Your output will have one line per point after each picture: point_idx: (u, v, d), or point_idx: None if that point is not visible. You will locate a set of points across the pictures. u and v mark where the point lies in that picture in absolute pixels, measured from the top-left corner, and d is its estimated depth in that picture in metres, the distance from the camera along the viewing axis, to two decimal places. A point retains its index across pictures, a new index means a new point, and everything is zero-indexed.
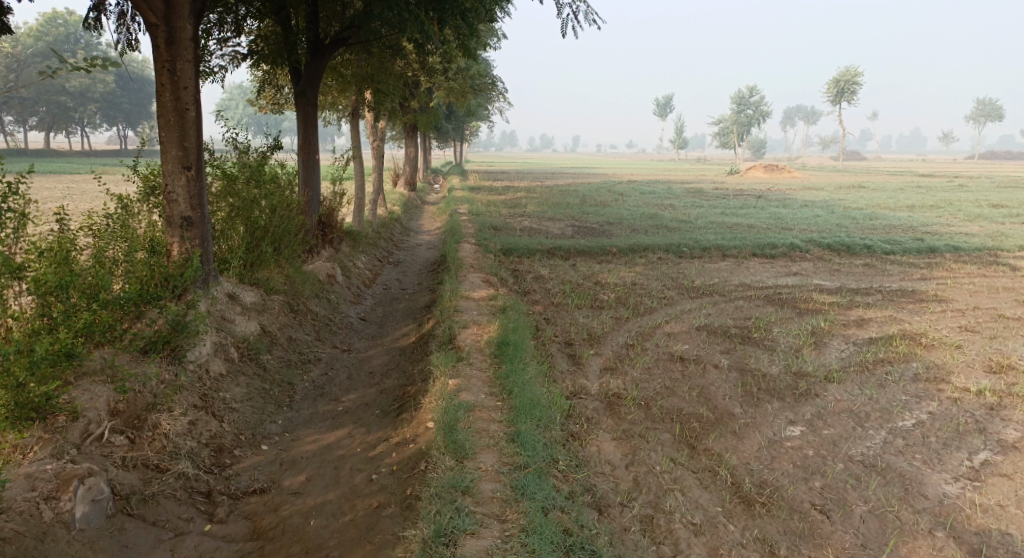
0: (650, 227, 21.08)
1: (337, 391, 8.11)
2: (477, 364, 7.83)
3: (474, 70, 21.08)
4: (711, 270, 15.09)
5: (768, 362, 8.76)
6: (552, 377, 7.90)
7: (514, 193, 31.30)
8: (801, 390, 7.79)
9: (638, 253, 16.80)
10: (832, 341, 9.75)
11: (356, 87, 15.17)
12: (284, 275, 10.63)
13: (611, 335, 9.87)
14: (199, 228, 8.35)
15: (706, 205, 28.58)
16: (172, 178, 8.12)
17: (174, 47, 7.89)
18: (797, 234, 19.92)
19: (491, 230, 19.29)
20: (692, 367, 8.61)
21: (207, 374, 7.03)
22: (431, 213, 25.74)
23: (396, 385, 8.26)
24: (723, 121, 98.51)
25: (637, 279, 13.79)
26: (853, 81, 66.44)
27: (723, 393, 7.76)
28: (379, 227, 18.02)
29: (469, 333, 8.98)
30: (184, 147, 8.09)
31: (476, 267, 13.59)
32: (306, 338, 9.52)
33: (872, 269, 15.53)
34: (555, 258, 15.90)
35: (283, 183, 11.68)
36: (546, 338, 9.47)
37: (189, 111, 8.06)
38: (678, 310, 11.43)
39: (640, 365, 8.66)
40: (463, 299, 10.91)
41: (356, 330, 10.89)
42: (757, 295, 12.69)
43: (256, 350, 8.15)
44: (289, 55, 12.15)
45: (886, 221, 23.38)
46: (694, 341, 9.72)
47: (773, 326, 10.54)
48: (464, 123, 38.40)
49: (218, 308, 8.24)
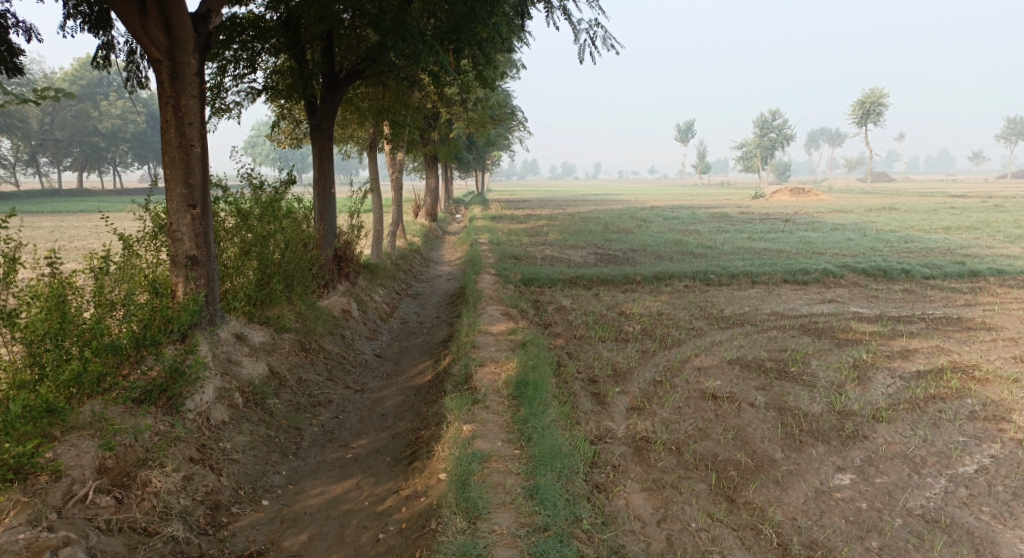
0: (675, 254, 20.52)
1: (347, 437, 7.63)
2: (494, 406, 7.31)
3: (494, 100, 20.83)
4: (742, 299, 14.49)
5: (808, 400, 8.14)
6: (574, 420, 7.36)
7: (536, 222, 30.94)
8: (847, 432, 7.18)
9: (664, 281, 16.25)
10: (876, 376, 9.18)
11: (372, 119, 14.90)
12: (296, 313, 10.24)
13: (637, 371, 9.32)
14: (205, 266, 7.97)
15: (732, 231, 27.98)
16: (177, 216, 7.78)
17: (178, 82, 7.61)
18: (829, 259, 19.28)
19: (512, 260, 18.86)
20: (726, 406, 8.03)
21: (207, 423, 6.61)
22: (451, 243, 25.39)
23: (409, 428, 7.77)
24: (747, 145, 97.80)
25: (664, 309, 13.23)
26: (878, 101, 65.47)
27: (761, 435, 7.17)
28: (398, 259, 17.66)
29: (486, 372, 8.49)
30: (189, 184, 7.77)
31: (496, 299, 13.13)
32: (317, 379, 9.07)
33: (911, 296, 14.84)
34: (578, 288, 15.39)
35: (298, 217, 11.36)
36: (569, 375, 8.95)
37: (194, 148, 7.75)
38: (708, 341, 10.85)
39: (670, 404, 8.09)
40: (481, 334, 10.44)
41: (371, 368, 10.44)
42: (792, 324, 12.08)
43: (263, 394, 7.72)
44: (303, 88, 11.89)
45: (923, 244, 22.62)
46: (727, 376, 9.13)
47: (811, 359, 9.93)
48: (486, 152, 38.21)
49: (223, 350, 7.84)
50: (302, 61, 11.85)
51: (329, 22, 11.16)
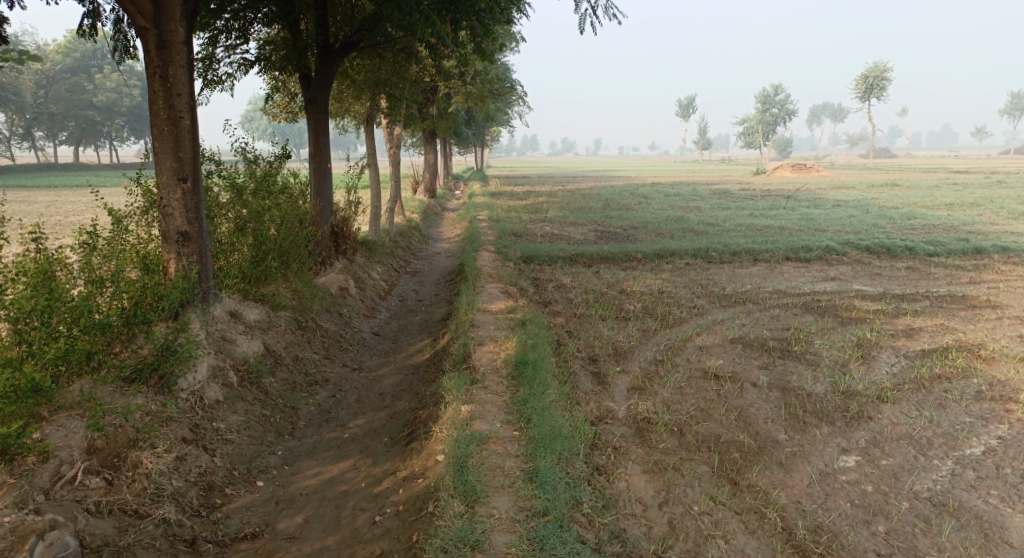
0: (676, 230, 20.33)
1: (344, 416, 7.52)
2: (492, 386, 7.19)
3: (493, 74, 20.51)
4: (743, 276, 14.35)
5: (812, 380, 8.03)
6: (574, 400, 7.25)
7: (536, 198, 30.73)
8: (852, 412, 7.08)
9: (665, 258, 16.09)
10: (880, 355, 9.07)
11: (369, 92, 14.62)
12: (292, 290, 10.09)
13: (638, 350, 9.19)
14: (197, 242, 7.78)
15: (733, 207, 27.75)
16: (167, 190, 7.59)
17: (165, 51, 7.38)
18: (832, 236, 19.09)
19: (511, 237, 18.65)
20: (729, 386, 7.90)
21: (200, 402, 6.48)
22: (450, 220, 25.18)
23: (407, 408, 7.66)
24: (748, 120, 96.94)
25: (664, 286, 13.08)
26: (882, 76, 64.79)
27: (764, 416, 7.06)
28: (397, 235, 17.48)
29: (485, 351, 8.35)
30: (179, 157, 7.57)
31: (495, 276, 12.98)
32: (314, 357, 8.94)
33: (915, 273, 14.68)
34: (578, 266, 15.22)
35: (294, 193, 11.17)
36: (568, 354, 8.82)
37: (183, 120, 7.55)
38: (710, 320, 10.70)
39: (671, 383, 7.97)
40: (480, 312, 10.30)
41: (368, 347, 10.31)
42: (794, 302, 11.94)
43: (258, 373, 7.59)
44: (297, 60, 11.62)
45: (926, 220, 22.43)
46: (729, 355, 9.01)
47: (814, 338, 9.81)
48: (484, 127, 37.77)
49: (217, 327, 7.70)
50: (296, 32, 11.60)
51: None
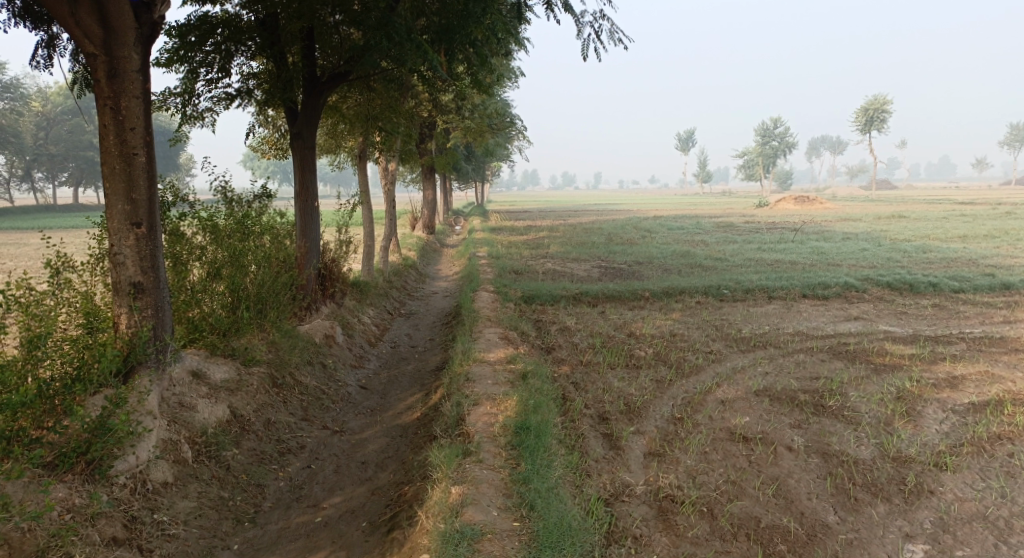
0: (684, 266, 19.38)
1: (318, 494, 6.52)
2: (489, 459, 6.17)
3: (492, 108, 19.79)
4: (759, 316, 13.37)
5: (854, 443, 7.02)
6: (584, 472, 6.30)
7: (538, 233, 29.87)
8: (909, 485, 6.10)
9: (674, 297, 15.11)
10: (926, 409, 8.08)
11: (359, 126, 13.74)
12: (267, 342, 9.08)
13: (653, 406, 8.15)
14: (153, 294, 6.83)
15: (740, 241, 26.80)
16: (119, 236, 6.68)
17: (117, 80, 6.53)
18: (848, 271, 18.13)
19: (512, 275, 17.70)
20: (760, 450, 6.90)
21: (142, 487, 5.57)
22: (449, 257, 24.22)
23: (392, 482, 6.68)
24: (748, 153, 96.85)
25: (676, 329, 12.08)
26: (882, 109, 64.48)
27: (805, 489, 6.08)
28: (391, 275, 16.53)
29: (482, 413, 7.32)
30: (132, 199, 6.68)
31: (494, 320, 11.99)
32: (289, 420, 7.92)
33: (943, 311, 13.71)
34: (582, 306, 14.26)
35: (276, 235, 10.24)
36: (575, 413, 7.80)
37: (137, 156, 6.67)
38: (729, 368, 9.71)
39: (693, 448, 6.96)
40: (476, 363, 9.30)
41: (353, 403, 9.28)
42: (820, 346, 10.93)
43: (218, 445, 6.61)
44: (281, 93, 10.78)
45: (943, 253, 21.51)
46: (755, 412, 7.98)
47: (848, 388, 8.80)
48: (485, 162, 37.04)
49: (173, 392, 6.77)
50: (281, 63, 10.81)
51: (308, 21, 10.06)
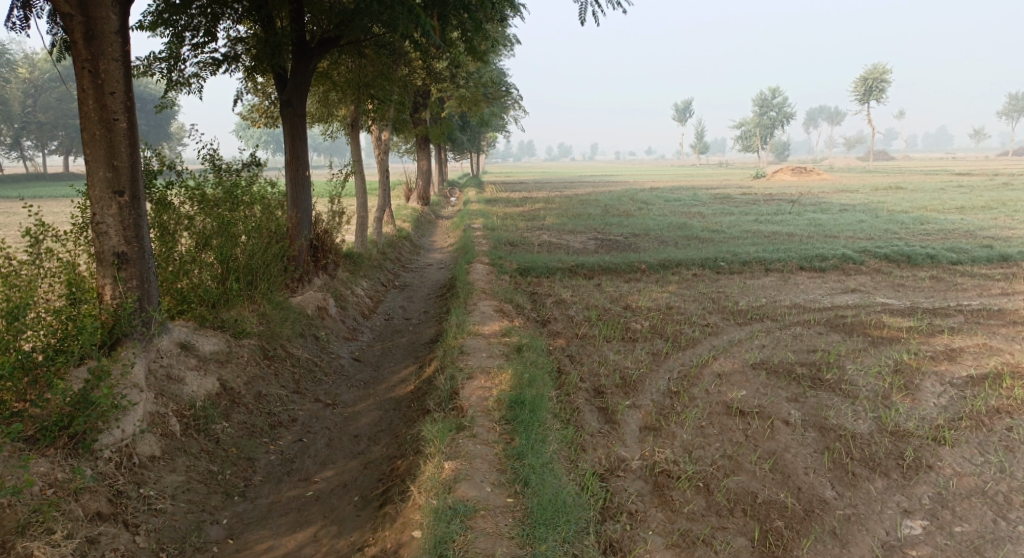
0: (680, 239, 19.22)
1: (309, 468, 6.43)
2: (483, 434, 6.09)
3: (487, 77, 19.43)
4: (756, 289, 13.26)
5: (852, 417, 6.95)
6: (578, 447, 6.24)
7: (533, 205, 29.64)
8: (908, 460, 6.04)
9: (670, 269, 14.98)
10: (924, 383, 8.01)
11: (351, 95, 13.44)
12: (258, 314, 8.93)
13: (649, 379, 8.06)
14: (138, 265, 6.67)
15: (737, 212, 26.62)
16: (100, 205, 6.50)
17: (95, 41, 6.30)
18: (846, 244, 17.99)
19: (507, 247, 17.53)
20: (757, 424, 6.84)
21: (128, 462, 5.47)
22: (444, 229, 24.01)
23: (384, 456, 6.59)
24: (746, 124, 96.15)
25: (672, 301, 11.96)
26: (881, 79, 63.89)
27: (802, 464, 6.03)
28: (385, 247, 16.36)
29: (475, 387, 7.21)
30: (113, 166, 6.49)
31: (488, 292, 11.85)
32: (280, 393, 7.80)
33: (940, 284, 13.61)
34: (578, 278, 14.13)
35: (267, 205, 10.03)
36: (570, 386, 7.71)
37: (118, 122, 6.47)
38: (726, 341, 9.61)
39: (690, 422, 6.88)
40: (470, 336, 9.17)
41: (346, 376, 9.17)
42: (817, 319, 10.83)
43: (207, 418, 6.49)
44: (269, 58, 10.48)
45: (941, 225, 21.37)
46: (752, 385, 7.90)
47: (846, 361, 8.72)
48: (480, 133, 36.62)
49: (161, 365, 6.63)
50: (269, 27, 10.51)
51: None
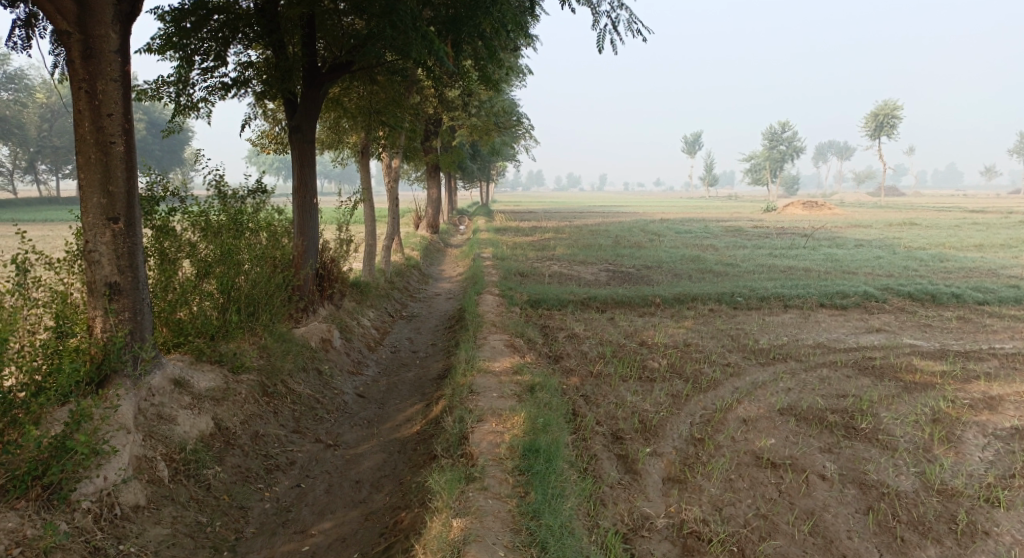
0: (695, 272, 18.76)
1: (306, 518, 5.98)
2: (495, 486, 5.64)
3: (499, 106, 19.16)
4: (776, 326, 12.76)
5: (893, 471, 6.45)
6: (598, 501, 5.82)
7: (543, 235, 29.28)
8: (961, 525, 5.80)
9: (685, 304, 14.51)
10: (966, 433, 7.49)
11: (361, 121, 13.10)
12: (258, 347, 8.47)
13: (671, 424, 7.55)
14: (131, 296, 6.27)
15: (750, 246, 26.15)
16: (93, 232, 6.12)
17: (92, 61, 5.98)
18: (865, 280, 17.48)
19: (517, 278, 17.10)
20: (790, 478, 6.33)
21: (108, 513, 5.12)
22: (452, 257, 23.62)
23: (387, 506, 6.11)
24: (756, 157, 96.11)
25: (690, 338, 11.46)
26: (892, 114, 63.76)
27: (843, 526, 5.77)
28: (393, 276, 15.94)
29: (486, 430, 6.72)
30: (109, 192, 6.12)
31: (499, 325, 11.38)
32: (279, 433, 7.32)
33: (969, 325, 13.09)
34: (590, 312, 13.66)
35: (273, 233, 9.64)
36: (586, 431, 7.21)
37: (115, 145, 6.12)
38: (749, 383, 9.10)
39: (717, 474, 6.37)
40: (480, 373, 8.69)
41: (349, 413, 8.68)
42: (844, 360, 10.31)
43: (198, 462, 6.05)
44: (279, 83, 10.13)
45: (961, 263, 20.85)
46: (781, 433, 7.37)
47: (880, 408, 8.19)
48: (491, 162, 36.41)
49: (152, 403, 6.20)
50: (280, 51, 10.20)
51: (308, 6, 9.44)
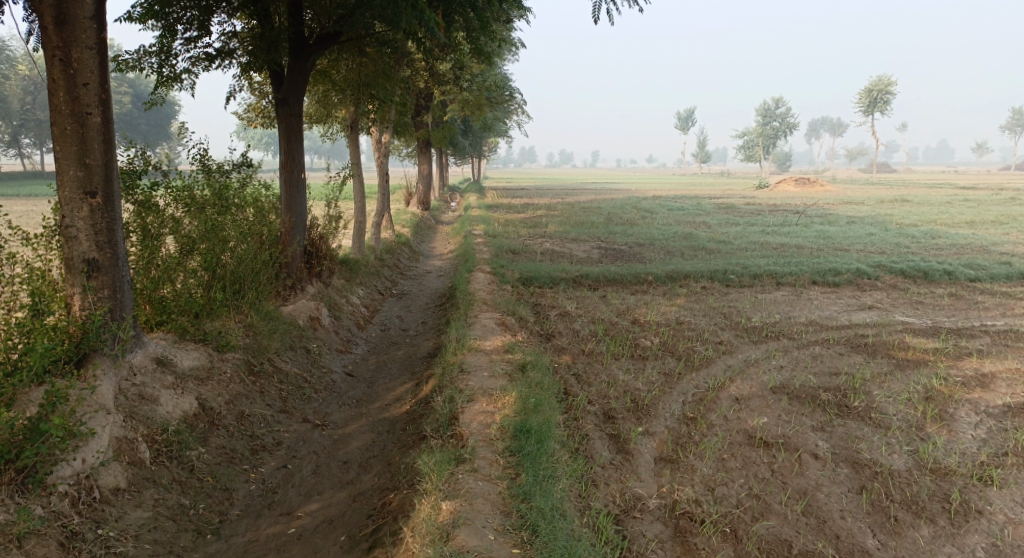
0: (687, 249, 18.65)
1: (292, 500, 5.89)
2: (484, 468, 5.55)
3: (491, 80, 18.86)
4: (769, 303, 12.69)
5: (886, 450, 6.42)
6: (589, 482, 5.75)
7: (535, 211, 29.09)
8: (955, 504, 5.76)
9: (678, 281, 14.42)
10: (959, 411, 7.45)
11: (350, 95, 12.83)
12: (244, 325, 8.32)
13: (663, 403, 7.47)
14: (110, 273, 6.10)
15: (743, 223, 26.05)
16: (70, 207, 5.93)
17: (66, 27, 5.74)
18: (858, 257, 17.42)
19: (508, 255, 16.96)
20: (783, 457, 6.27)
21: (87, 496, 5.02)
22: (444, 234, 23.42)
23: (376, 487, 6.03)
24: (749, 134, 95.75)
25: (682, 316, 11.37)
26: (886, 90, 63.51)
27: (836, 506, 5.72)
28: (383, 253, 15.77)
29: (476, 411, 6.62)
30: (86, 165, 5.92)
31: (490, 303, 11.26)
32: (265, 413, 7.19)
33: (961, 302, 13.05)
34: (582, 289, 13.55)
35: (260, 210, 9.43)
36: (578, 410, 7.12)
37: (91, 116, 5.91)
38: (742, 361, 9.03)
39: (709, 453, 6.30)
40: (470, 352, 8.58)
41: (338, 392, 8.57)
42: (836, 338, 10.25)
43: (181, 443, 5.93)
44: (264, 55, 9.86)
45: (953, 240, 20.81)
46: (774, 411, 7.31)
47: (873, 386, 8.14)
48: (482, 137, 36.04)
49: (134, 384, 6.05)
50: (266, 21, 9.92)
51: None
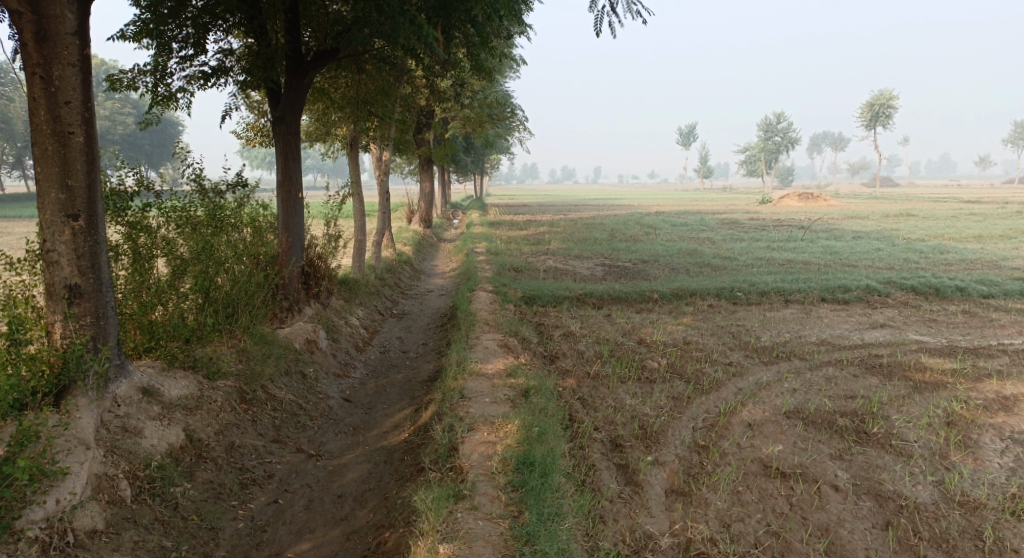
0: (693, 266, 18.33)
1: (282, 540, 5.58)
2: (486, 505, 5.25)
3: (493, 96, 18.63)
4: (778, 322, 12.34)
5: (910, 481, 6.09)
6: (597, 518, 5.44)
7: (538, 228, 28.81)
8: (987, 542, 5.44)
9: (684, 299, 14.09)
10: (983, 438, 7.10)
11: (349, 112, 12.58)
12: (237, 350, 8.03)
13: (673, 429, 7.14)
14: (93, 300, 5.82)
15: (748, 239, 25.73)
16: (51, 230, 5.66)
17: (47, 42, 5.49)
18: (867, 273, 17.07)
19: (511, 273, 16.66)
20: (801, 490, 5.94)
21: (60, 541, 4.75)
22: (446, 252, 23.12)
23: (371, 524, 5.71)
24: (751, 148, 95.71)
25: (690, 335, 11.03)
26: (888, 105, 63.47)
27: (861, 544, 5.40)
28: (383, 272, 15.48)
29: (477, 440, 6.30)
30: (68, 187, 5.65)
31: (491, 324, 10.94)
32: (257, 444, 6.87)
33: (975, 320, 12.70)
34: (586, 308, 13.24)
35: (257, 230, 9.15)
36: (584, 438, 6.80)
37: (74, 136, 5.65)
38: (753, 383, 8.69)
39: (723, 485, 5.97)
40: (471, 375, 8.25)
41: (334, 419, 8.25)
42: (850, 358, 9.91)
43: (165, 479, 5.63)
44: (262, 72, 9.63)
45: (962, 255, 20.48)
46: (789, 438, 6.97)
47: (891, 410, 7.79)
48: (485, 154, 35.83)
49: (117, 416, 5.75)
50: (262, 38, 9.70)
51: None
